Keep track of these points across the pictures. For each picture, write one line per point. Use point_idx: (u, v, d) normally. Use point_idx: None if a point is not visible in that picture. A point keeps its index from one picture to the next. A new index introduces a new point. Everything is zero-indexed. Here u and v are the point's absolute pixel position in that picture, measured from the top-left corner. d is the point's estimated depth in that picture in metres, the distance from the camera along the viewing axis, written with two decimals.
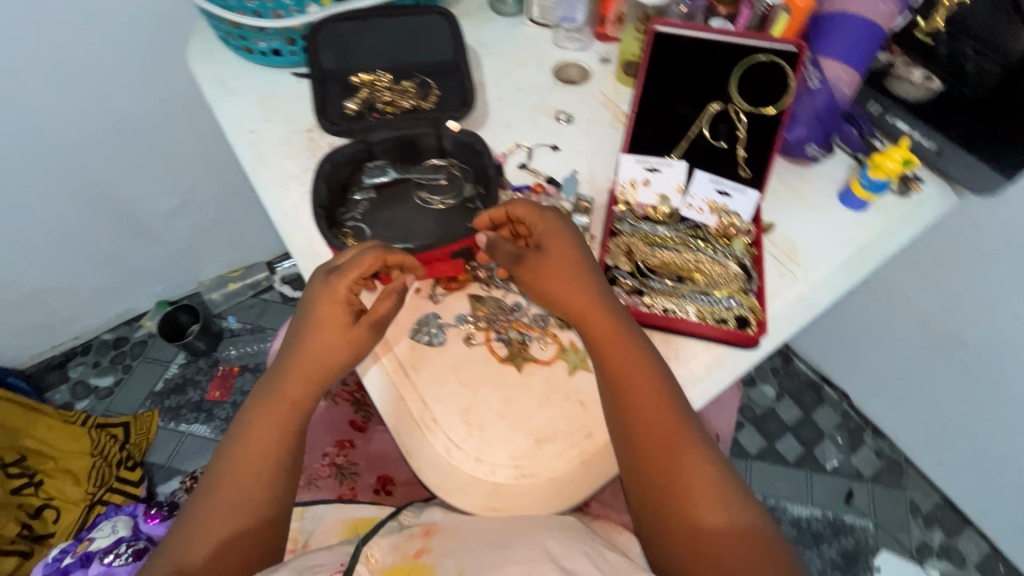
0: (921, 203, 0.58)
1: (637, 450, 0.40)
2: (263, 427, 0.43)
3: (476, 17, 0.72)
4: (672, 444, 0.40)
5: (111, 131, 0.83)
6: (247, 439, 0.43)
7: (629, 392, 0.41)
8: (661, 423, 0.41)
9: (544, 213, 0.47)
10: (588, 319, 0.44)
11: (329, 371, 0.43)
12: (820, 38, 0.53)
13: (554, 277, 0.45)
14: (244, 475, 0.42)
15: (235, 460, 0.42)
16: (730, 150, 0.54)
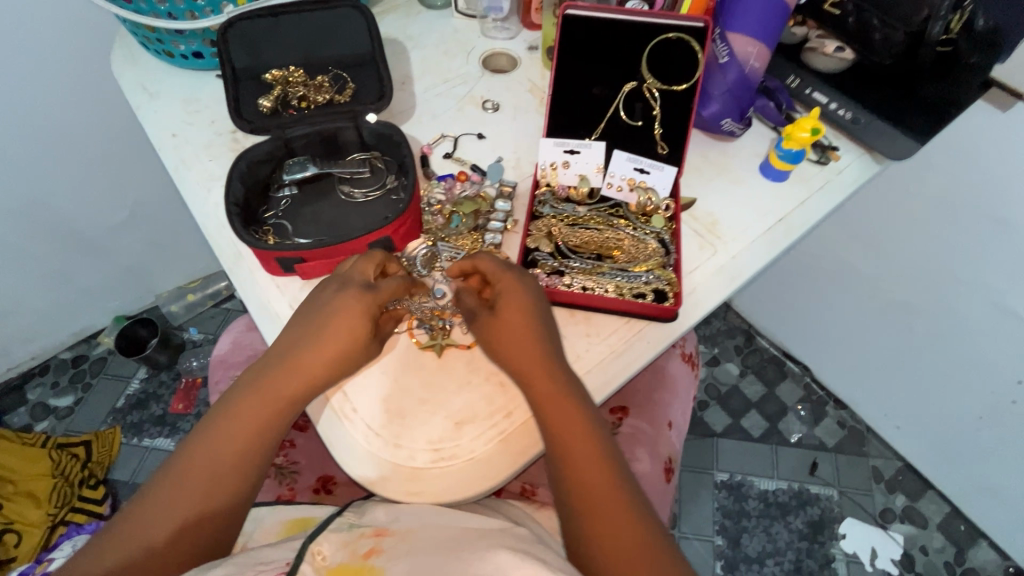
0: (841, 171, 0.59)
1: (566, 483, 0.40)
2: (249, 424, 0.40)
3: (404, 10, 0.71)
4: (604, 492, 0.39)
5: (45, 147, 0.81)
6: (230, 431, 0.40)
7: (563, 433, 0.40)
8: (589, 460, 0.40)
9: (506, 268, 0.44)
10: (535, 381, 0.41)
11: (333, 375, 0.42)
12: (728, 13, 0.53)
13: (505, 334, 0.43)
14: (219, 470, 0.39)
15: (214, 450, 0.40)
16: (647, 129, 0.55)
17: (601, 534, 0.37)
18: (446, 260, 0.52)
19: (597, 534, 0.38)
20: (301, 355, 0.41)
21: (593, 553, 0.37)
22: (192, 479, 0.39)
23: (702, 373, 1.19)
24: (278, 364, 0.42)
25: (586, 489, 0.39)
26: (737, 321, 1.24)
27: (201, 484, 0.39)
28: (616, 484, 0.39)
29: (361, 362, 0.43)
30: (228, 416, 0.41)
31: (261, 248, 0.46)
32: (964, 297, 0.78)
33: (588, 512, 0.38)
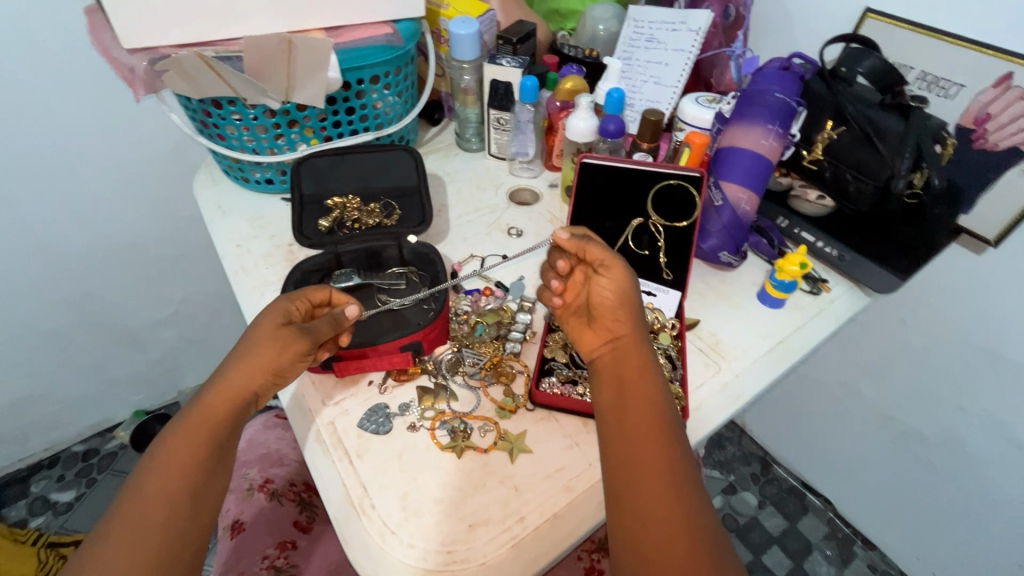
0: (832, 300, 0.65)
1: (628, 456, 0.39)
2: (180, 455, 0.39)
3: (445, 151, 0.84)
4: (664, 474, 0.38)
5: (114, 249, 0.90)
6: (155, 472, 0.38)
7: (632, 407, 0.41)
8: (657, 437, 0.40)
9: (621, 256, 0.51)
10: (632, 330, 0.46)
11: (260, 366, 0.44)
12: (719, 167, 0.64)
13: (617, 286, 0.47)
14: (155, 515, 0.36)
15: (139, 498, 0.37)
16: (653, 257, 0.63)
17: (650, 519, 0.36)
18: (469, 365, 0.56)
19: (647, 521, 0.36)
20: (228, 383, 0.43)
21: (642, 534, 0.36)
22: (117, 536, 0.35)
23: (718, 502, 1.15)
24: (202, 397, 0.43)
25: (642, 466, 0.38)
26: (752, 447, 1.21)
27: (135, 534, 0.35)
28: (676, 475, 0.38)
29: (280, 349, 0.45)
30: (148, 461, 0.39)
31: None
32: (976, 429, 0.78)
33: (643, 493, 0.37)
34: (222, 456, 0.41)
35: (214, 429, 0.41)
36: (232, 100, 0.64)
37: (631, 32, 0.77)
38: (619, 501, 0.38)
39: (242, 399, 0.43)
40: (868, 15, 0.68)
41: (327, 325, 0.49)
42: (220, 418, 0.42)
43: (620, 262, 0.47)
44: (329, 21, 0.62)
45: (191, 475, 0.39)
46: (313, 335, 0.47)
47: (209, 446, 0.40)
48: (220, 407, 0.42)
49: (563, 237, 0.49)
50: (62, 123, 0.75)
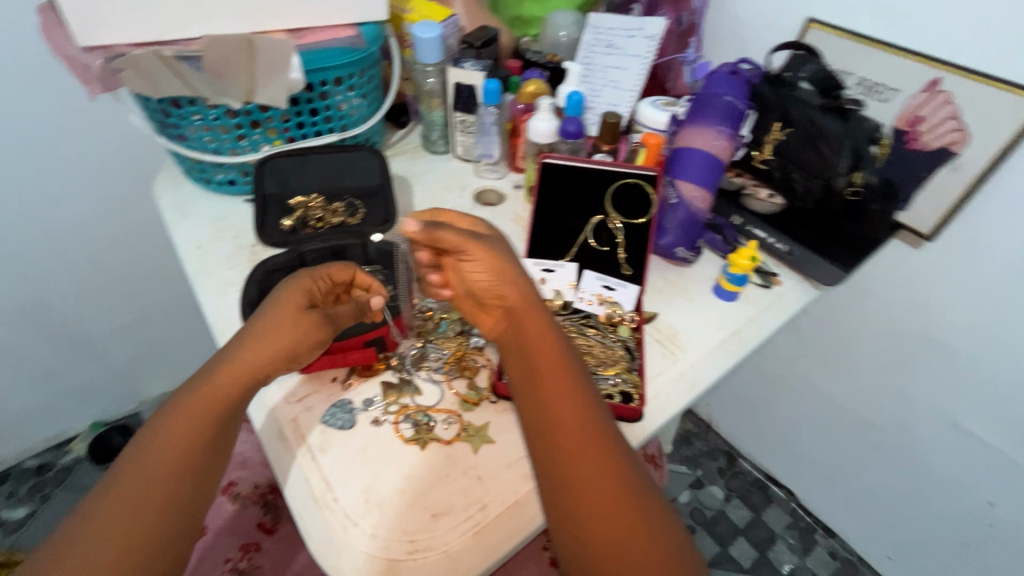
0: (782, 293, 0.68)
1: (547, 429, 0.41)
2: (191, 425, 0.40)
3: (411, 154, 0.85)
4: (584, 437, 0.40)
5: (69, 254, 0.88)
6: (158, 456, 0.38)
7: (540, 377, 0.43)
8: (572, 404, 0.41)
9: (487, 224, 0.51)
10: (522, 305, 0.47)
11: (284, 349, 0.45)
12: (675, 166, 0.66)
13: (486, 259, 0.47)
14: (167, 477, 0.38)
15: (140, 480, 0.37)
16: (613, 253, 0.65)
17: (577, 481, 0.38)
18: (433, 360, 0.57)
19: (575, 486, 0.38)
20: (244, 360, 0.44)
21: (572, 500, 0.38)
22: (114, 518, 0.36)
23: (686, 497, 1.18)
24: (208, 376, 0.42)
25: (558, 431, 0.40)
26: (718, 442, 1.25)
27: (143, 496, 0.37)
28: (590, 436, 0.40)
29: (303, 334, 0.47)
30: (151, 440, 0.39)
31: None
32: (921, 415, 0.82)
33: (566, 461, 0.39)
34: (222, 441, 0.41)
35: (221, 415, 0.42)
36: (192, 100, 0.64)
37: (592, 38, 0.79)
38: (547, 467, 0.40)
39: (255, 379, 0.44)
40: (811, 24, 0.72)
41: (347, 315, 0.54)
42: (228, 402, 0.42)
43: (477, 239, 0.47)
44: (290, 22, 0.63)
45: (195, 461, 0.39)
46: (333, 323, 0.51)
47: (213, 431, 0.41)
48: (230, 388, 0.43)
49: (420, 229, 0.48)
50: (14, 125, 0.73)
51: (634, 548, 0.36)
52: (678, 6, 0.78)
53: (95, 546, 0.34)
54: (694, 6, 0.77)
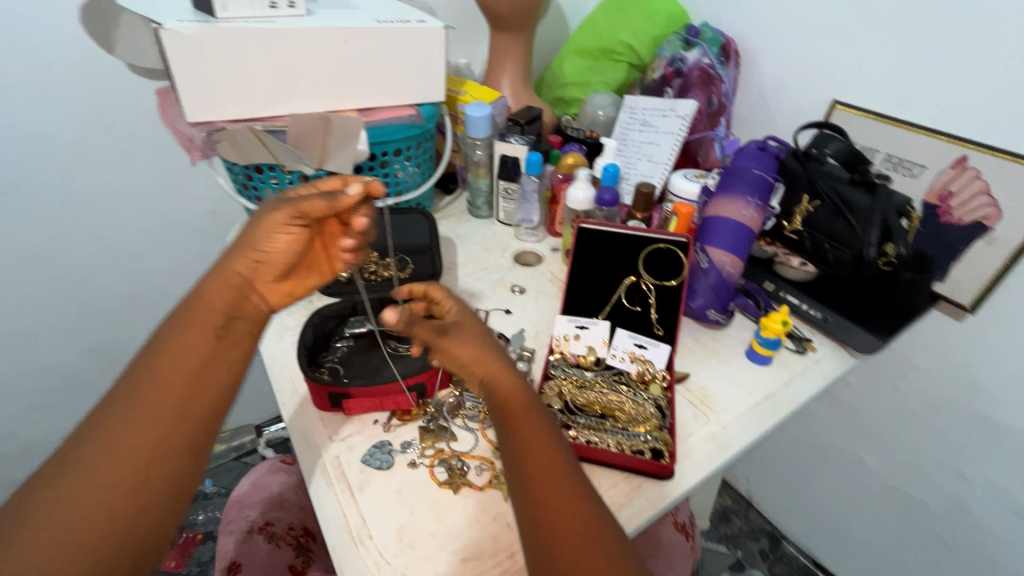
0: (817, 359, 0.68)
1: (538, 525, 0.40)
2: (190, 337, 0.45)
3: (456, 217, 0.92)
4: (575, 525, 0.40)
5: (148, 295, 0.99)
6: (160, 366, 0.44)
7: (518, 430, 0.45)
8: (563, 491, 0.42)
9: (461, 304, 0.53)
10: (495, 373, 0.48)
11: (255, 244, 0.48)
12: (706, 233, 0.70)
13: (468, 347, 0.49)
14: (172, 377, 0.44)
15: (154, 377, 0.43)
16: (645, 313, 0.67)
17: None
18: (469, 408, 0.59)
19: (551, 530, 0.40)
20: (226, 271, 0.48)
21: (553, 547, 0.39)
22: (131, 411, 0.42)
23: None
24: (197, 293, 0.47)
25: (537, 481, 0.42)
26: (759, 521, 1.18)
27: (154, 393, 0.43)
28: (565, 482, 0.42)
29: (269, 226, 0.48)
30: (158, 352, 0.45)
31: (319, 383, 0.54)
32: (982, 502, 0.76)
33: (551, 528, 0.40)
34: (225, 349, 0.47)
35: (209, 317, 0.46)
36: (272, 167, 0.73)
37: (627, 118, 0.87)
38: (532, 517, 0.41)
39: (233, 286, 0.48)
40: (836, 106, 0.76)
41: (317, 198, 0.47)
42: (212, 304, 0.47)
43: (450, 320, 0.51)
44: (361, 103, 0.73)
45: (188, 380, 0.44)
46: (298, 208, 0.48)
47: (207, 351, 0.46)
48: (217, 300, 0.47)
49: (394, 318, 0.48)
50: (120, 186, 0.86)
51: None
52: (708, 89, 0.84)
53: (118, 431, 0.41)
54: (723, 90, 0.83)
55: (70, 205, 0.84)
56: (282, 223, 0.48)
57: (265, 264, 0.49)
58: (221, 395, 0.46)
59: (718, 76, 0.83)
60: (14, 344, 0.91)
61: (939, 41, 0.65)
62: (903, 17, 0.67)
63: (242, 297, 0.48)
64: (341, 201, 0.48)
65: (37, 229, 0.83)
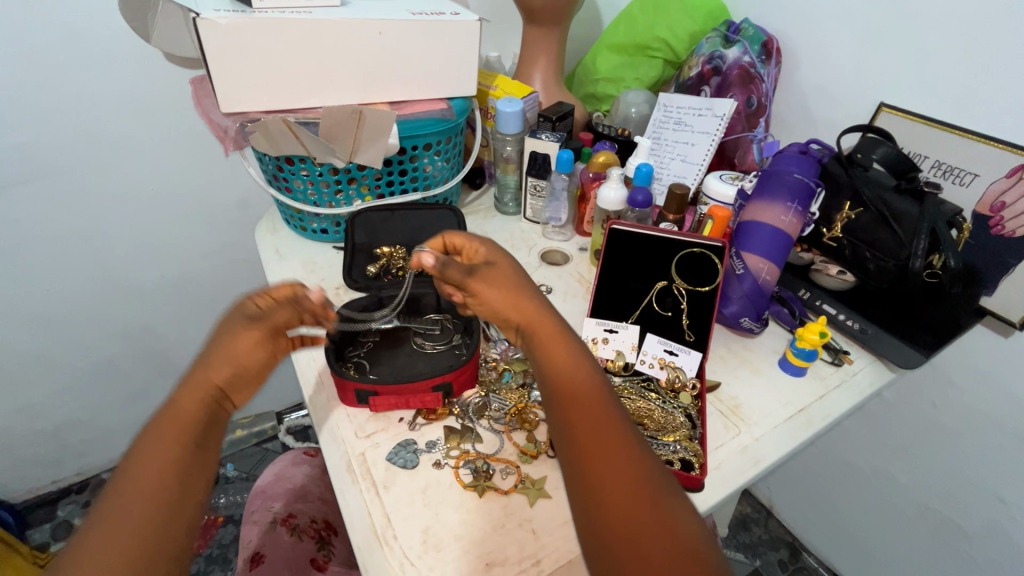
0: (854, 372, 0.66)
1: (572, 451, 0.42)
2: (158, 464, 0.38)
3: (483, 213, 0.91)
4: (609, 450, 0.40)
5: (176, 281, 1.01)
6: (126, 500, 0.36)
7: (559, 375, 0.45)
8: (598, 418, 0.42)
9: (490, 249, 0.54)
10: (535, 319, 0.48)
11: (224, 366, 0.43)
12: (743, 238, 0.68)
13: (501, 287, 0.50)
14: (139, 511, 0.36)
15: (119, 514, 0.36)
16: (676, 318, 0.65)
17: (608, 500, 0.38)
18: (495, 410, 0.59)
19: (594, 479, 0.39)
20: (194, 388, 0.42)
21: (594, 495, 0.39)
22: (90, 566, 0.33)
23: None
24: (169, 408, 0.41)
25: (581, 427, 0.42)
26: (779, 531, 1.16)
27: (120, 534, 0.35)
28: (612, 429, 0.42)
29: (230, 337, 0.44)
30: (121, 485, 0.37)
31: (346, 378, 0.54)
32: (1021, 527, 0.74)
33: (595, 476, 0.39)
34: (201, 466, 0.40)
35: (185, 439, 0.40)
36: (303, 158, 0.72)
37: (660, 116, 0.85)
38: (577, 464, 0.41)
39: (207, 395, 0.42)
40: (882, 108, 0.73)
41: (286, 309, 0.48)
42: (191, 425, 0.40)
43: (478, 272, 0.51)
44: (393, 96, 0.72)
45: (160, 510, 0.37)
46: (267, 322, 0.46)
47: (181, 459, 0.39)
48: (191, 417, 0.41)
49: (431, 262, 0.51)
50: (154, 174, 0.88)
51: (650, 537, 0.36)
52: (748, 89, 0.81)
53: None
54: (763, 90, 0.81)
55: (105, 192, 0.86)
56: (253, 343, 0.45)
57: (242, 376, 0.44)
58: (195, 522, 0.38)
59: (759, 75, 0.81)
60: (49, 325, 0.94)
61: (1001, 43, 0.61)
62: (958, 16, 0.64)
63: (218, 412, 0.43)
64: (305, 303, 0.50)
65: (74, 216, 0.85)
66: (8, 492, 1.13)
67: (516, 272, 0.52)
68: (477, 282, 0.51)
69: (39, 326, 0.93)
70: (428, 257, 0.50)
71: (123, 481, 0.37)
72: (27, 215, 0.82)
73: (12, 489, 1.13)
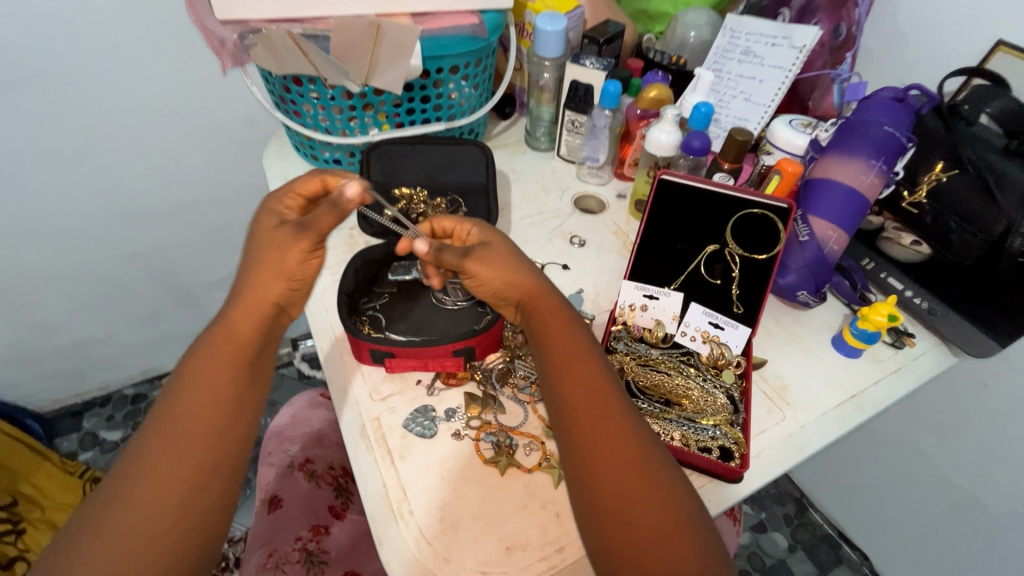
0: (915, 357, 0.60)
1: (572, 435, 0.41)
2: (214, 369, 0.41)
3: (512, 148, 0.82)
4: (610, 430, 0.40)
5: (183, 204, 0.96)
6: (189, 399, 0.39)
7: (554, 344, 0.45)
8: (597, 400, 0.42)
9: (479, 228, 0.51)
10: (532, 296, 0.47)
11: (279, 277, 0.43)
12: (810, 199, 0.60)
13: (499, 270, 0.47)
14: (200, 411, 0.39)
15: (183, 411, 0.39)
16: (725, 287, 0.59)
17: (614, 490, 0.38)
18: (520, 377, 0.54)
19: (588, 451, 0.40)
20: (249, 297, 0.43)
21: (588, 467, 0.39)
22: (162, 450, 0.37)
23: (745, 539, 1.11)
24: (225, 314, 0.43)
25: (577, 399, 0.42)
26: (789, 487, 1.16)
27: (185, 427, 0.38)
28: (606, 401, 0.42)
29: (274, 245, 0.43)
30: (184, 385, 0.40)
31: (361, 338, 0.50)
32: None
33: (589, 448, 0.40)
34: (256, 374, 0.43)
35: (240, 348, 0.42)
36: (312, 79, 0.63)
37: (725, 43, 0.72)
38: (570, 438, 0.41)
39: (265, 311, 0.43)
40: (1000, 47, 0.60)
41: (328, 215, 0.44)
42: (244, 334, 0.42)
43: (469, 256, 0.47)
44: (415, 6, 0.61)
45: (220, 412, 0.40)
46: (312, 228, 0.44)
47: (237, 371, 0.41)
48: (246, 324, 0.42)
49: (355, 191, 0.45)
50: (150, 84, 0.80)
51: (641, 509, 0.37)
52: (838, 14, 0.68)
53: (150, 474, 0.36)
54: (856, 15, 0.67)
55: (98, 102, 0.79)
56: (303, 252, 0.44)
57: (295, 283, 0.44)
58: (251, 423, 0.41)
59: None
60: (55, 242, 0.91)
61: None
62: None
63: (274, 323, 0.45)
64: (346, 206, 0.44)
65: (67, 127, 0.79)
66: (33, 404, 1.15)
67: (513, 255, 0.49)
68: (474, 266, 0.47)
69: (45, 243, 0.90)
70: (351, 186, 0.44)
71: (186, 379, 0.40)
72: (20, 123, 0.76)
73: (37, 400, 1.16)
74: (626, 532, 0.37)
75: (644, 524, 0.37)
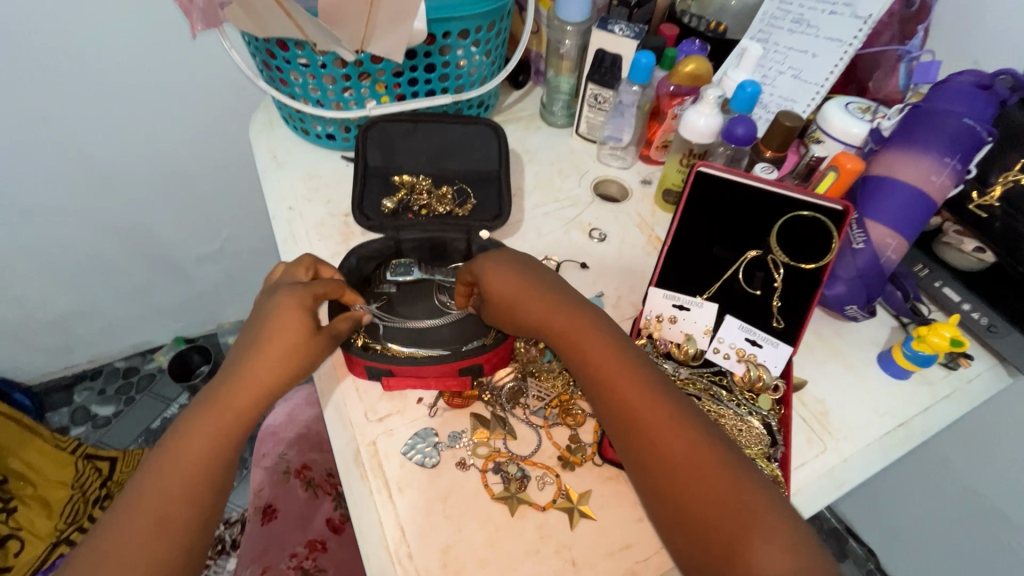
0: (970, 380, 0.54)
1: (634, 458, 0.38)
2: (199, 451, 0.38)
3: (526, 123, 0.73)
4: (674, 444, 0.37)
5: (167, 173, 0.88)
6: (167, 482, 0.37)
7: (592, 363, 0.42)
8: (648, 416, 0.38)
9: (491, 255, 0.47)
10: (548, 320, 0.44)
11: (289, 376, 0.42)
12: (867, 200, 0.52)
13: (519, 303, 0.45)
14: (175, 498, 0.37)
15: (157, 495, 0.37)
16: (765, 299, 0.52)
17: (692, 507, 0.35)
18: (533, 399, 0.49)
19: (657, 471, 0.37)
20: (249, 380, 0.41)
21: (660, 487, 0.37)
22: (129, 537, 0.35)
23: None
24: (221, 391, 0.41)
25: (633, 416, 0.39)
26: None
27: (156, 514, 0.36)
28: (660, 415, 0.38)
29: (304, 357, 0.42)
30: (163, 462, 0.38)
31: (356, 355, 0.45)
32: None
33: (657, 468, 0.37)
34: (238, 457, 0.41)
35: (228, 432, 0.40)
36: (300, 43, 0.54)
37: (774, 8, 0.63)
38: (634, 459, 0.38)
39: (265, 394, 0.41)
40: None
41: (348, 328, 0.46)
42: (237, 417, 0.40)
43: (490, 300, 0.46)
44: None
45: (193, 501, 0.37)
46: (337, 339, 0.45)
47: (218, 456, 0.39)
48: (242, 407, 0.40)
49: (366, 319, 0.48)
50: (127, 39, 0.71)
51: (725, 522, 0.34)
52: None
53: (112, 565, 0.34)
54: None
55: (65, 56, 0.70)
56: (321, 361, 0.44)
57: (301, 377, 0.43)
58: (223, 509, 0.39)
59: None
60: (30, 211, 0.84)
61: None
62: None
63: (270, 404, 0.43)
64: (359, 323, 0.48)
65: (35, 85, 0.71)
66: (20, 375, 1.11)
67: (524, 269, 0.46)
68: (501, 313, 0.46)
69: (18, 212, 0.83)
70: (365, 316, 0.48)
71: (165, 457, 0.38)
72: None
73: (24, 372, 1.11)
74: (717, 550, 0.34)
75: (732, 539, 0.34)
